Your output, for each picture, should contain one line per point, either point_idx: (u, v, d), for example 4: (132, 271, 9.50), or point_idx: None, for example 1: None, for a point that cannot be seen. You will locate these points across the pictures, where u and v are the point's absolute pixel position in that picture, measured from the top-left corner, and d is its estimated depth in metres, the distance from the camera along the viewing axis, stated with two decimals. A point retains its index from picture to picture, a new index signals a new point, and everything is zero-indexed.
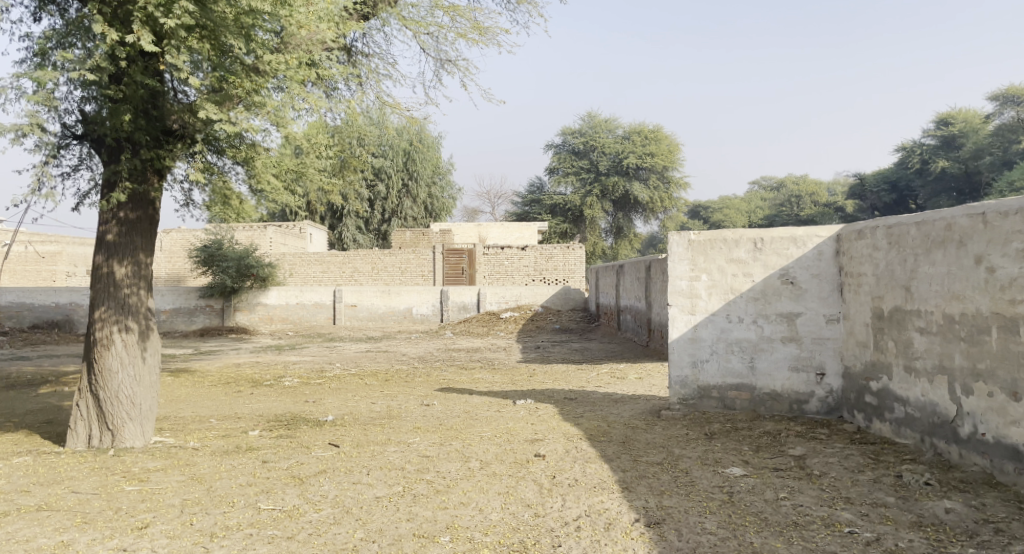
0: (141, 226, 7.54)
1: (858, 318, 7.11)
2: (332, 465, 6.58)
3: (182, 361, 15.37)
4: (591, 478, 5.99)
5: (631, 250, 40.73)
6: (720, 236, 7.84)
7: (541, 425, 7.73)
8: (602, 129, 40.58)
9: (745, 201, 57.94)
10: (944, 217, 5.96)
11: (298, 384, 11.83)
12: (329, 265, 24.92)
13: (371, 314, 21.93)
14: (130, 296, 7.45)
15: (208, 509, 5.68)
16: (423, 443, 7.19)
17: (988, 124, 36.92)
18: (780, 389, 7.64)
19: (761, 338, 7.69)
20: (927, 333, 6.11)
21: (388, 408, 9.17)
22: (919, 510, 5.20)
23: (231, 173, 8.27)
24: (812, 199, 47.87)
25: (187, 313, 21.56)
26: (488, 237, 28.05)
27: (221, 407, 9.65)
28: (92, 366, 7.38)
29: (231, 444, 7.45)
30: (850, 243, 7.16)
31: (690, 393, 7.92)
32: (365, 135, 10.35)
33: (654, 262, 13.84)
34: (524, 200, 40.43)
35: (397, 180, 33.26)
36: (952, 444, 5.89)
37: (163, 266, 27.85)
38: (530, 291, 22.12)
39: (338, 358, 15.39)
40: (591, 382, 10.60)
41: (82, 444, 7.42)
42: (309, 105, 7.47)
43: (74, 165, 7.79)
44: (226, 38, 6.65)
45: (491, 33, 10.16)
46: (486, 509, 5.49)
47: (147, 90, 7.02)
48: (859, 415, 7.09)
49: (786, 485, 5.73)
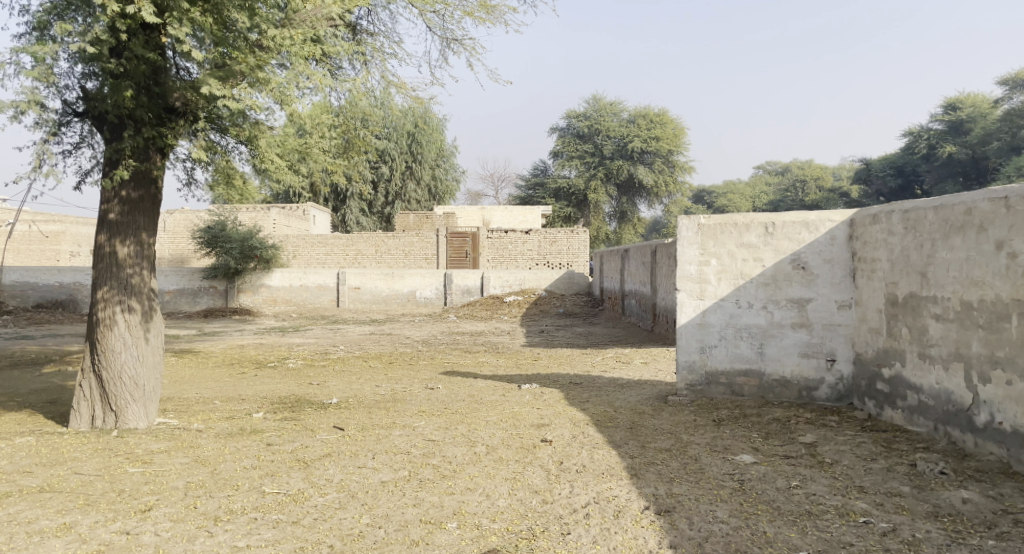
0: (143, 205, 7.44)
1: (870, 304, 7.00)
2: (337, 449, 6.50)
3: (186, 342, 15.33)
4: (599, 465, 5.91)
5: (635, 235, 40.59)
6: (730, 221, 7.71)
7: (548, 410, 7.64)
8: (608, 113, 40.28)
9: (750, 186, 57.65)
10: (963, 202, 5.82)
11: (302, 366, 11.77)
12: (333, 247, 24.82)
13: (374, 297, 21.83)
14: (133, 276, 7.36)
15: (212, 492, 5.61)
16: (428, 427, 7.12)
17: (997, 109, 36.57)
18: (790, 375, 7.54)
19: (771, 324, 7.58)
20: (943, 320, 6.00)
21: (392, 391, 9.10)
22: (936, 500, 5.11)
23: (234, 152, 8.15)
24: (817, 184, 47.62)
25: (190, 293, 21.50)
26: (492, 221, 27.94)
27: (225, 389, 9.59)
28: (95, 346, 7.30)
29: (235, 426, 7.38)
30: (865, 228, 7.03)
31: (697, 379, 7.82)
32: (370, 116, 10.22)
33: (660, 246, 13.71)
34: (528, 183, 40.27)
35: (401, 162, 33.08)
36: (967, 432, 5.80)
37: (166, 247, 27.79)
38: (534, 275, 22.02)
39: (341, 340, 15.35)
40: (597, 367, 10.51)
41: (85, 424, 7.35)
42: (314, 82, 7.32)
43: (75, 143, 7.68)
44: (229, 12, 6.51)
45: (498, 12, 10.00)
46: (493, 496, 5.41)
47: (149, 66, 6.89)
48: (870, 402, 7.00)
49: (798, 474, 5.64)
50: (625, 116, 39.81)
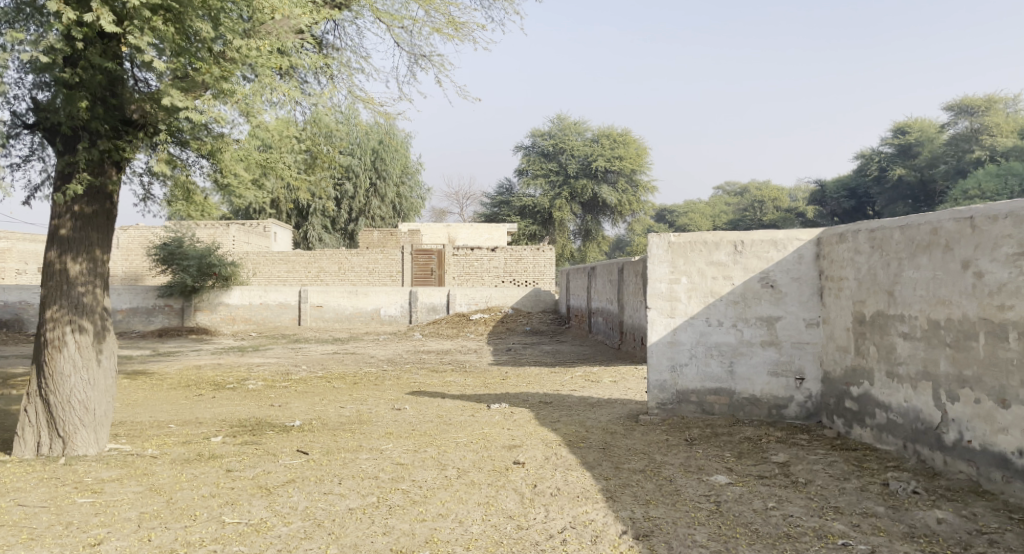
0: (97, 221, 7.22)
1: (838, 322, 7.03)
2: (301, 475, 6.30)
3: (139, 363, 14.91)
4: (574, 487, 5.81)
5: (599, 253, 40.72)
6: (700, 239, 7.70)
7: (519, 431, 7.54)
8: (572, 132, 40.52)
9: (710, 205, 58.31)
10: (929, 222, 5.88)
11: (263, 387, 11.49)
12: (295, 264, 24.48)
13: (337, 315, 21.53)
14: (84, 295, 7.11)
15: (168, 523, 5.38)
16: (396, 450, 6.95)
17: (943, 133, 37.67)
18: (760, 393, 7.53)
19: (741, 342, 7.57)
20: (911, 338, 6.04)
21: (357, 413, 8.88)
22: (911, 521, 5.11)
23: (194, 167, 7.92)
24: (775, 204, 48.40)
25: (145, 312, 20.99)
26: (458, 238, 27.80)
27: (181, 412, 9.29)
28: (42, 369, 7.02)
29: (193, 451, 7.13)
30: (832, 246, 7.07)
31: (668, 398, 7.77)
32: (335, 131, 10.08)
33: (626, 264, 13.70)
34: (492, 201, 40.23)
35: (365, 179, 32.81)
36: (937, 451, 5.82)
37: (120, 264, 27.16)
38: (500, 293, 21.91)
39: (303, 360, 15.06)
40: (566, 386, 10.41)
41: (31, 452, 7.05)
42: (280, 94, 7.18)
43: (25, 155, 7.45)
44: (192, 21, 6.31)
45: (466, 29, 9.98)
46: (466, 522, 5.28)
47: (105, 76, 6.69)
48: (839, 420, 7.00)
49: (773, 494, 5.60)
50: (588, 135, 40.07)
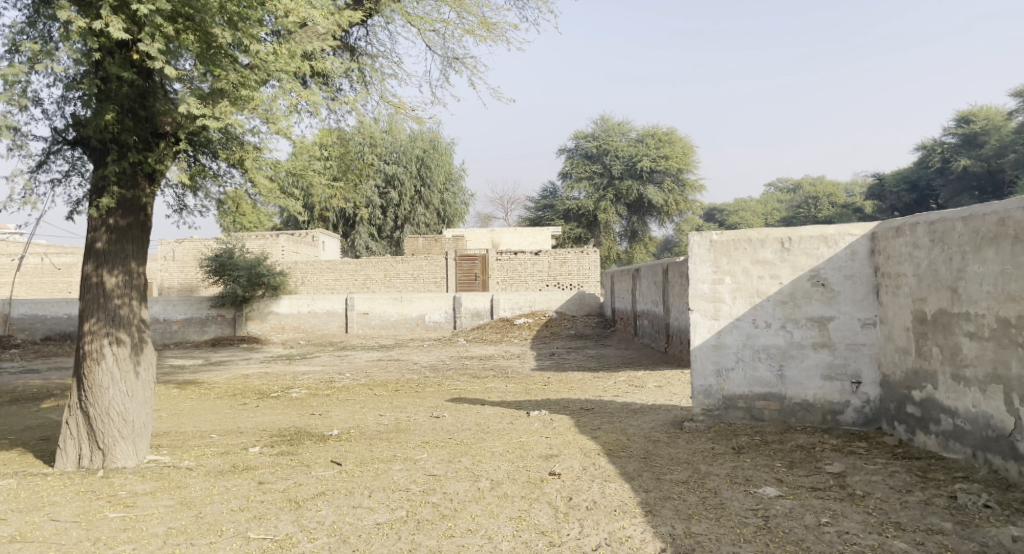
0: (132, 233, 7.17)
1: (896, 322, 6.58)
2: (332, 487, 6.11)
3: (190, 373, 15.00)
4: (611, 501, 5.50)
5: (647, 254, 40.08)
6: (744, 236, 7.31)
7: (557, 439, 7.25)
8: (616, 133, 40.03)
9: (762, 203, 57.07)
10: (995, 211, 5.42)
11: (306, 395, 11.40)
12: (342, 273, 24.56)
13: (383, 322, 21.47)
14: (121, 307, 7.05)
15: (193, 539, 5.25)
16: (430, 460, 6.72)
17: (1011, 121, 36.05)
18: (812, 398, 7.11)
19: (790, 344, 7.16)
20: (978, 338, 5.59)
21: (396, 421, 8.70)
22: (982, 538, 4.70)
23: (226, 177, 7.79)
24: (830, 200, 46.96)
25: (198, 323, 21.19)
26: (501, 243, 27.61)
27: (224, 421, 9.24)
28: (81, 382, 6.98)
29: (228, 462, 7.00)
30: (887, 241, 6.64)
31: (714, 404, 7.39)
32: (373, 140, 9.96)
33: (671, 265, 13.29)
34: (537, 205, 40.03)
35: (411, 187, 32.91)
36: (1010, 460, 5.35)
37: (176, 276, 27.66)
38: (544, 297, 21.60)
39: (348, 367, 14.97)
40: (609, 391, 10.07)
41: (71, 464, 7.00)
42: (303, 100, 6.99)
43: (65, 170, 7.47)
44: (210, 26, 6.22)
45: (499, 29, 9.76)
46: (496, 538, 5.02)
47: (131, 88, 6.67)
48: (900, 426, 6.54)
49: (828, 509, 5.21)
50: (634, 135, 39.54)
